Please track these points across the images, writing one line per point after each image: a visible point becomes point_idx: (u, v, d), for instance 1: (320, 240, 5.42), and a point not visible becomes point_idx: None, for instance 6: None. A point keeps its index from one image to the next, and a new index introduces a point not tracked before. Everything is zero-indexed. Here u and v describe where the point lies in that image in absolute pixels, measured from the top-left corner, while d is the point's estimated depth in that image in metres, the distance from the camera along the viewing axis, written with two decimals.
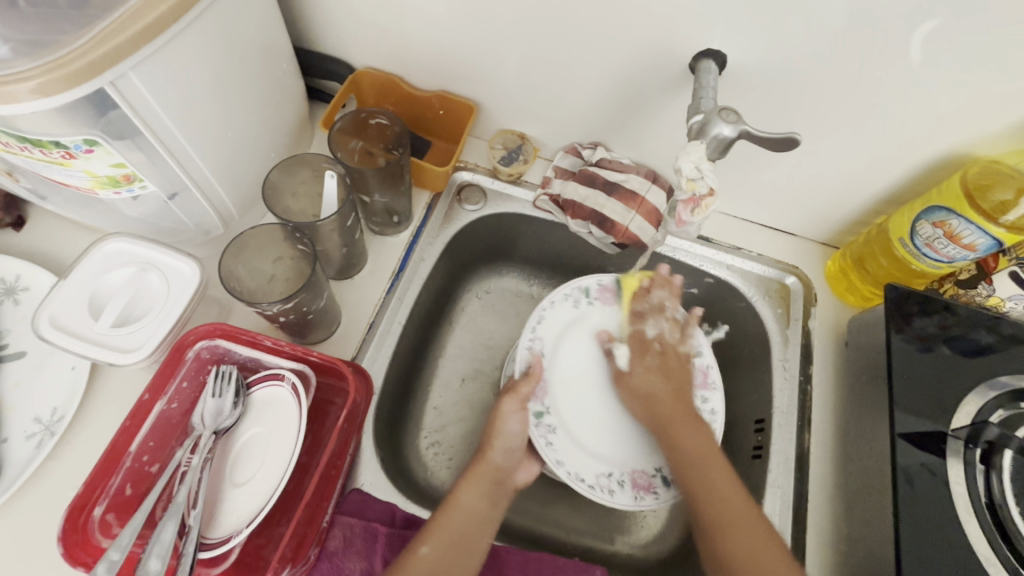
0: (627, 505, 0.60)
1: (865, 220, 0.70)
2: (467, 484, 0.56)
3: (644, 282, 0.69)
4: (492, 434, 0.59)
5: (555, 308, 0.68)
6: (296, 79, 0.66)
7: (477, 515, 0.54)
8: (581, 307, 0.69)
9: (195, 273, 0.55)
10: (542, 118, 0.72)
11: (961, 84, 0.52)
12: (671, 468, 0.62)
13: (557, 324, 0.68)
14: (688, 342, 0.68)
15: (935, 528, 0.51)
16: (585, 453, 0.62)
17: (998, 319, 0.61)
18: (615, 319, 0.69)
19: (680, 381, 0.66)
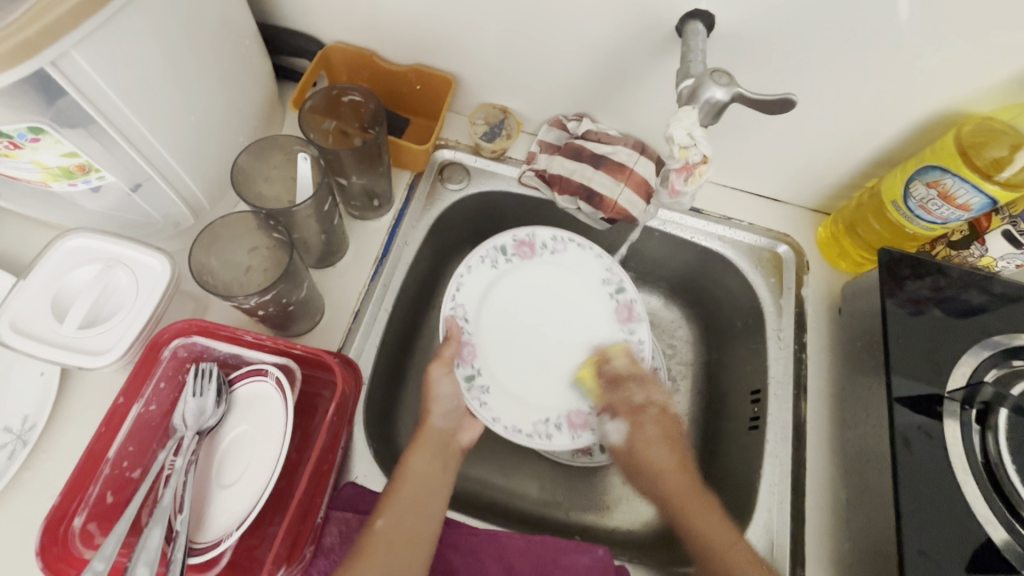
0: (564, 447, 0.61)
1: (856, 184, 0.68)
2: (415, 452, 0.56)
3: (568, 235, 0.69)
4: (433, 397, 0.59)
5: (472, 275, 0.66)
6: (262, 57, 0.62)
7: (426, 481, 0.54)
8: (500, 269, 0.68)
9: (165, 268, 0.52)
10: (524, 90, 0.68)
11: (958, 39, 0.50)
12: (621, 398, 0.64)
13: (476, 291, 0.66)
14: (616, 293, 0.69)
15: (935, 490, 0.51)
16: (523, 406, 0.62)
17: (990, 279, 0.60)
18: (547, 274, 0.69)
19: (608, 330, 0.67)
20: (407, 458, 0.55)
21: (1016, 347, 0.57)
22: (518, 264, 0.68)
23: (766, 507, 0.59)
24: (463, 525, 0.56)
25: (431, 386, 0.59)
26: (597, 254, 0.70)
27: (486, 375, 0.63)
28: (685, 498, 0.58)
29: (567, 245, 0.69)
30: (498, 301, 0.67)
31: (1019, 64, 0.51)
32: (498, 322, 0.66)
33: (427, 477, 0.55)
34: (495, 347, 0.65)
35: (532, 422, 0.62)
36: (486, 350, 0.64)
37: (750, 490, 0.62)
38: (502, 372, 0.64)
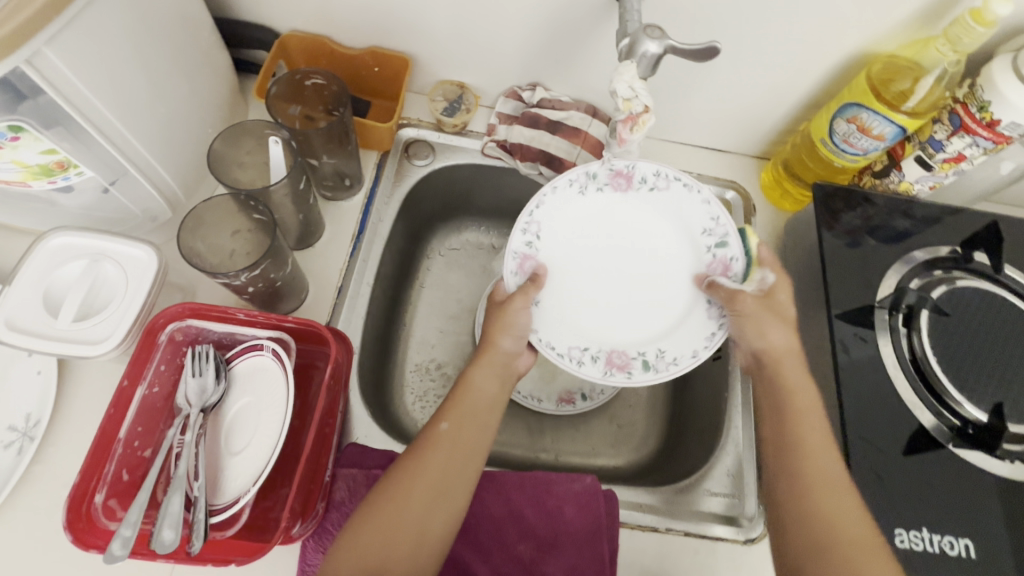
0: (591, 377, 0.61)
1: (790, 128, 0.75)
2: (449, 401, 0.56)
3: (672, 173, 0.63)
4: (489, 356, 0.59)
5: (555, 194, 0.64)
6: (220, 49, 0.63)
7: (455, 440, 0.54)
8: (591, 195, 0.65)
9: (151, 257, 0.55)
10: (479, 64, 0.72)
11: None
12: (665, 354, 0.62)
13: (556, 207, 0.65)
14: (715, 245, 0.64)
15: (873, 386, 0.58)
16: (570, 328, 0.63)
17: (910, 203, 0.68)
18: (625, 206, 0.66)
19: (689, 289, 0.65)
20: (439, 421, 0.55)
21: (933, 259, 0.65)
22: (608, 194, 0.65)
23: (734, 424, 0.66)
24: None
25: (508, 316, 0.59)
26: (703, 201, 0.62)
27: (545, 300, 0.64)
28: (795, 392, 0.56)
29: (669, 184, 0.63)
30: (571, 224, 0.66)
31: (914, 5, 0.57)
32: (572, 241, 0.66)
33: (456, 433, 0.54)
34: (571, 266, 0.66)
35: (569, 345, 0.62)
36: (554, 270, 0.65)
37: (718, 412, 0.68)
38: (554, 303, 0.64)
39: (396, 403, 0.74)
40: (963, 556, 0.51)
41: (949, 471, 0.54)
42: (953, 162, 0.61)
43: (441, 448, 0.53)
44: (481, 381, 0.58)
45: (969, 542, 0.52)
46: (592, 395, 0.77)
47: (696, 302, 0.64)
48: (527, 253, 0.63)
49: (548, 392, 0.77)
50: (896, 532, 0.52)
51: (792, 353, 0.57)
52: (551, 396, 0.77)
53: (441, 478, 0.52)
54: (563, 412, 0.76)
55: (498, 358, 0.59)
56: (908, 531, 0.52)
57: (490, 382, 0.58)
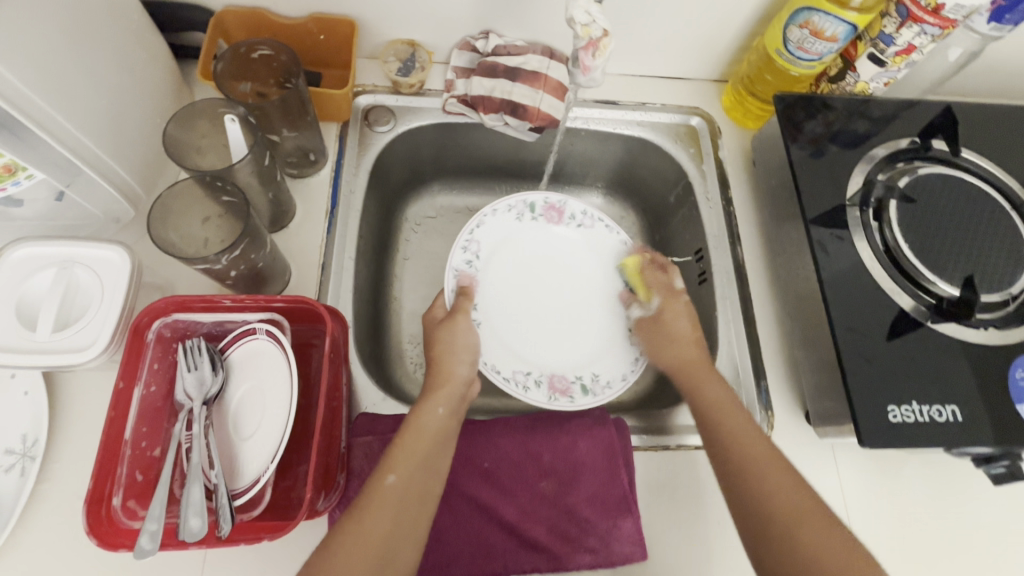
0: (540, 402, 0.64)
1: (744, 45, 0.75)
2: (395, 447, 0.50)
3: (598, 215, 0.76)
4: (438, 390, 0.55)
5: (498, 216, 0.74)
6: (153, 33, 0.60)
7: (398, 492, 0.48)
8: (526, 223, 0.76)
9: (123, 257, 0.53)
10: (427, 17, 0.70)
11: None
12: (600, 378, 0.68)
13: (495, 232, 0.74)
14: (627, 280, 0.74)
15: (852, 281, 0.60)
16: (511, 355, 0.68)
17: (867, 103, 0.69)
18: (551, 234, 0.77)
19: (613, 315, 0.73)
20: (385, 473, 0.49)
21: (896, 152, 0.67)
22: (542, 224, 0.76)
23: (726, 340, 0.68)
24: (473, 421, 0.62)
25: (451, 335, 0.60)
26: (619, 238, 0.75)
27: (482, 320, 0.69)
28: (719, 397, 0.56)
29: (594, 223, 0.76)
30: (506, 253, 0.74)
31: None
32: (505, 276, 0.74)
33: (405, 488, 0.48)
34: (501, 297, 0.72)
35: (513, 370, 0.67)
36: (485, 296, 0.71)
37: (711, 331, 0.70)
38: (494, 329, 0.70)
39: (397, 373, 0.74)
40: (952, 421, 0.54)
41: (930, 346, 0.58)
42: (904, 54, 0.63)
43: (386, 504, 0.47)
44: (431, 422, 0.53)
45: (955, 407, 0.55)
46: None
47: (620, 326, 0.72)
48: (467, 270, 0.70)
49: None
50: (890, 409, 0.55)
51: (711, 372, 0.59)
52: None
53: (386, 540, 0.45)
54: None
55: (452, 392, 0.56)
56: (899, 407, 0.55)
57: (439, 421, 0.53)
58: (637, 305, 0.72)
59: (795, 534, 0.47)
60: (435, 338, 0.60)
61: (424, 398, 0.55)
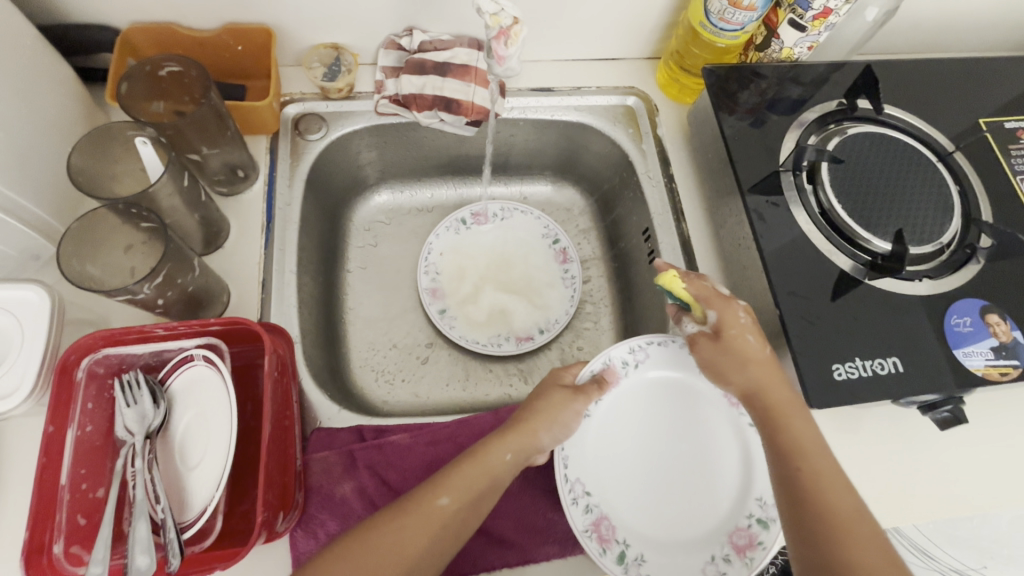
0: (573, 523, 0.54)
1: (671, 21, 0.75)
2: (453, 471, 0.50)
3: None
4: (516, 432, 0.54)
5: (674, 345, 0.61)
6: (53, 59, 0.58)
7: (441, 513, 0.47)
8: (699, 377, 0.61)
9: (41, 297, 0.51)
10: (346, 19, 0.68)
11: None
12: (639, 560, 0.53)
13: (662, 357, 0.61)
14: (758, 521, 0.54)
15: (790, 246, 0.61)
16: (594, 463, 0.58)
17: (794, 69, 0.70)
18: (720, 416, 0.59)
19: (708, 523, 0.55)
20: (437, 494, 0.48)
21: (824, 115, 0.68)
22: (722, 390, 0.60)
23: None
24: (433, 424, 0.61)
25: (559, 409, 0.56)
26: None
27: (596, 413, 0.59)
28: (808, 445, 0.48)
29: None
30: (661, 388, 0.61)
31: None
32: (645, 402, 0.61)
33: (453, 517, 0.48)
34: (624, 425, 0.60)
35: (580, 482, 0.56)
36: (616, 403, 0.60)
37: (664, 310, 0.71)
38: (619, 432, 0.59)
39: (356, 382, 0.73)
40: (893, 372, 0.56)
41: (868, 302, 0.59)
42: (822, 17, 0.64)
43: (422, 526, 0.47)
44: (496, 462, 0.51)
45: (896, 358, 0.56)
46: (548, 328, 0.80)
47: (703, 548, 0.54)
48: (612, 368, 0.60)
49: (505, 335, 0.79)
50: (834, 367, 0.56)
51: (798, 408, 0.50)
52: (509, 338, 0.79)
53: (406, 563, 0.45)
54: (524, 349, 0.78)
55: (525, 446, 0.53)
56: (843, 364, 0.56)
57: (503, 461, 0.52)
58: (744, 570, 0.52)
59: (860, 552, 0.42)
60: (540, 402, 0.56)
61: (500, 434, 0.54)
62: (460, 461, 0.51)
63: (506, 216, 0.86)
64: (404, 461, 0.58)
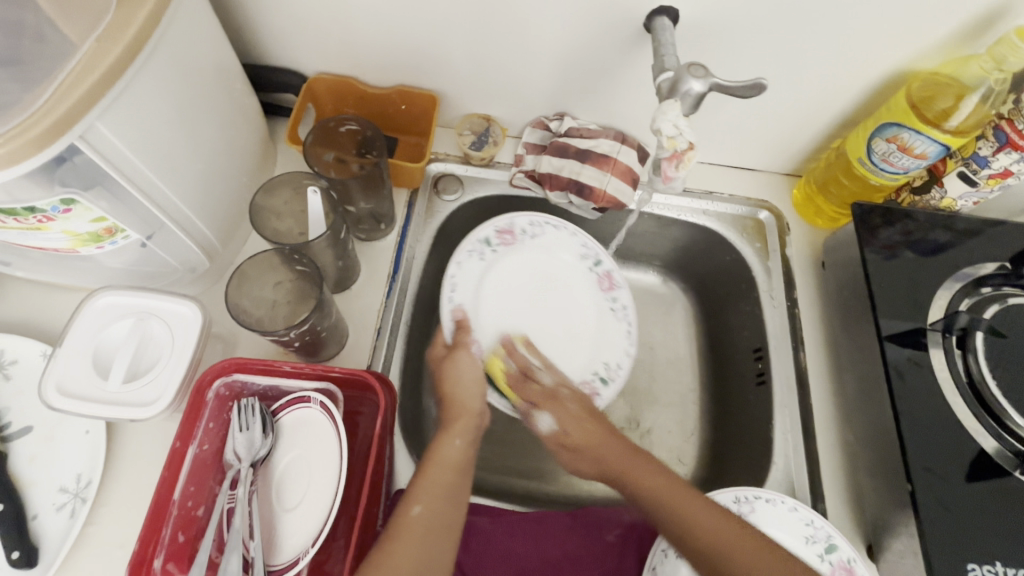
0: None
1: (823, 145, 0.74)
2: (418, 480, 0.51)
3: None
4: (452, 424, 0.57)
5: (779, 508, 0.58)
6: (252, 97, 0.64)
7: (431, 527, 0.48)
8: (804, 550, 0.57)
9: (195, 314, 0.55)
10: (505, 97, 0.72)
11: (885, 14, 0.56)
12: None
13: (767, 520, 0.58)
14: None
15: (930, 415, 0.56)
16: None
17: (952, 217, 0.67)
18: None
19: None
20: (410, 505, 0.49)
21: (983, 276, 0.64)
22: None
23: (783, 454, 0.64)
24: (512, 513, 0.59)
25: (456, 372, 0.60)
26: None
27: None
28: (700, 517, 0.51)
29: None
30: None
31: (946, 28, 0.57)
32: None
33: (430, 518, 0.49)
34: None
35: None
36: None
37: (766, 441, 0.67)
38: None
39: (434, 437, 0.73)
40: None
41: (1015, 499, 0.53)
42: (999, 177, 0.61)
43: (411, 538, 0.47)
44: (449, 452, 0.54)
45: None
46: (611, 377, 0.68)
47: None
48: None
49: None
50: (969, 567, 0.50)
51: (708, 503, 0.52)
52: None
53: None
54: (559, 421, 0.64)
55: (467, 426, 0.57)
56: (980, 565, 0.50)
57: (457, 450, 0.55)
58: None
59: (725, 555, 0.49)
60: (440, 373, 0.60)
61: (443, 431, 0.56)
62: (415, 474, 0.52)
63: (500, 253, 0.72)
64: (486, 546, 0.56)
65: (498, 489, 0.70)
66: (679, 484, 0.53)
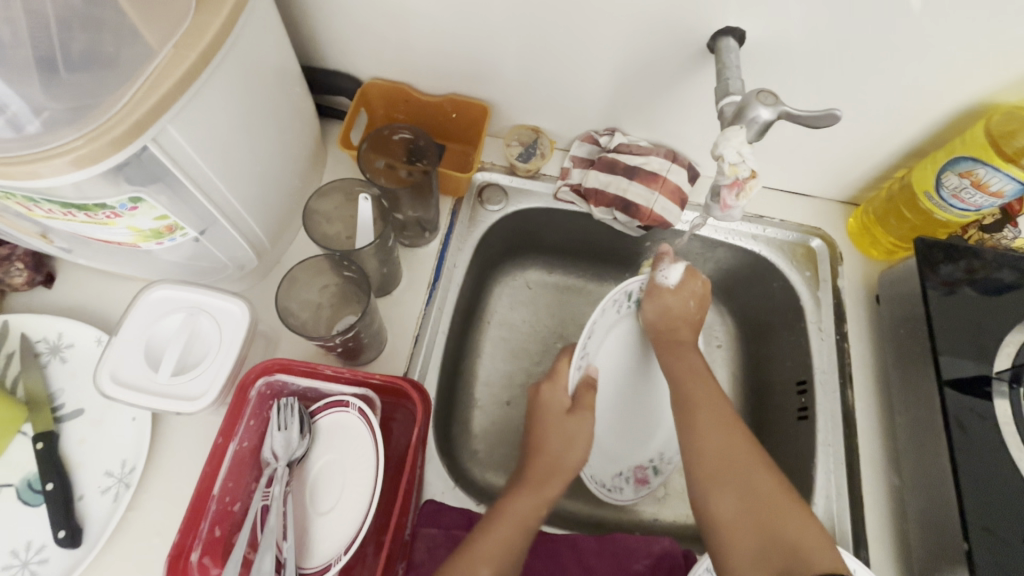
0: None
1: (885, 174, 0.71)
2: (486, 536, 0.51)
3: None
4: (538, 488, 0.55)
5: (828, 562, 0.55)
6: (308, 100, 0.65)
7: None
8: None
9: (243, 312, 0.56)
10: (557, 109, 0.71)
11: (967, 43, 0.53)
12: None
13: None
14: None
15: (991, 471, 0.53)
16: None
17: (1022, 258, 0.63)
18: None
19: None
20: (478, 567, 0.49)
21: None
22: None
23: (824, 495, 0.62)
24: (538, 533, 0.59)
25: (563, 432, 0.59)
26: None
27: None
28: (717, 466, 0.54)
29: None
30: None
31: None
32: None
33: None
34: None
35: None
36: None
37: (807, 481, 0.64)
38: None
39: (463, 448, 0.73)
40: None
41: None
42: None
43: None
44: (523, 509, 0.53)
45: None
46: (663, 468, 0.71)
47: None
48: None
49: (626, 476, 0.69)
50: None
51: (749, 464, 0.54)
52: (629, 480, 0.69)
53: None
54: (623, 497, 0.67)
55: (550, 487, 0.56)
56: None
57: (532, 514, 0.54)
58: None
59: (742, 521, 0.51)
60: (547, 424, 0.60)
61: (520, 488, 0.55)
62: (488, 524, 0.52)
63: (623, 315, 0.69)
64: None
65: None
66: (760, 458, 0.54)
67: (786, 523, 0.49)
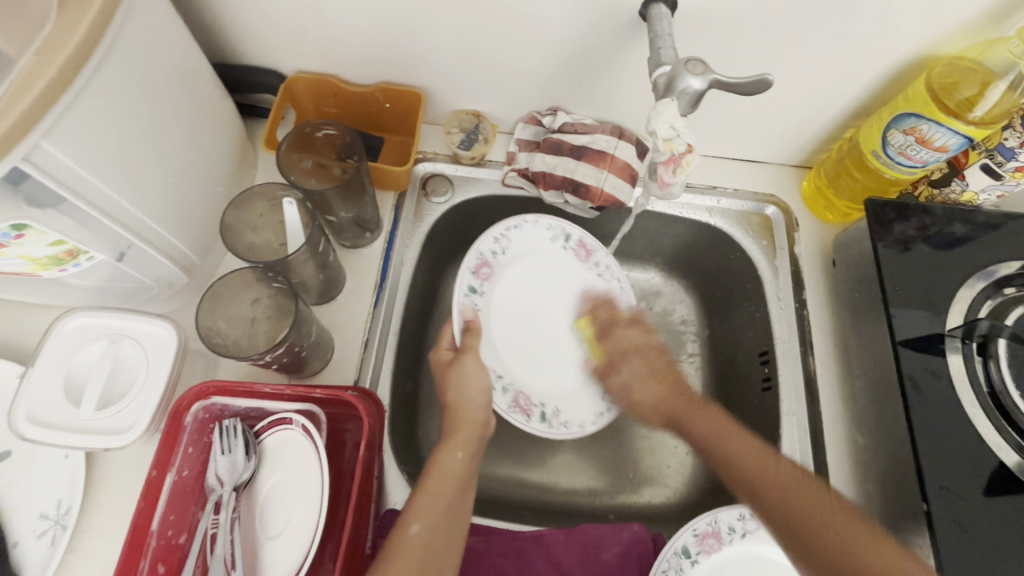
0: None
1: (835, 135, 0.69)
2: (418, 496, 0.50)
3: None
4: (452, 434, 0.55)
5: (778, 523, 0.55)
6: (225, 100, 0.60)
7: (424, 542, 0.47)
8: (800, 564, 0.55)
9: (170, 334, 0.53)
10: (495, 91, 0.68)
11: None
12: None
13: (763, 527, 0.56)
14: None
15: (948, 428, 0.53)
16: None
17: (972, 211, 0.62)
18: None
19: None
20: (407, 522, 0.48)
21: (1007, 274, 0.60)
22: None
23: None
24: (506, 531, 0.58)
25: (462, 379, 0.57)
26: None
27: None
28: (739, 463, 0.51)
29: None
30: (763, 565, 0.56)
31: (972, 9, 0.52)
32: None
33: (429, 534, 0.48)
34: None
35: None
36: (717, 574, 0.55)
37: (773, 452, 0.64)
38: None
39: (428, 449, 0.71)
40: None
41: None
42: None
43: (410, 560, 0.45)
44: (450, 465, 0.53)
45: None
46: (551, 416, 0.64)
47: None
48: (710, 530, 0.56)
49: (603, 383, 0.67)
50: None
51: (767, 455, 0.51)
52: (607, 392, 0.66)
53: None
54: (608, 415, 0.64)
55: (470, 435, 0.55)
56: None
57: (455, 461, 0.54)
58: None
59: (805, 523, 0.46)
60: (446, 381, 0.58)
61: (442, 445, 0.55)
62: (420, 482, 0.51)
63: (511, 255, 0.68)
64: (478, 565, 0.55)
65: (493, 500, 0.67)
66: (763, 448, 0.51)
67: (795, 504, 0.47)
